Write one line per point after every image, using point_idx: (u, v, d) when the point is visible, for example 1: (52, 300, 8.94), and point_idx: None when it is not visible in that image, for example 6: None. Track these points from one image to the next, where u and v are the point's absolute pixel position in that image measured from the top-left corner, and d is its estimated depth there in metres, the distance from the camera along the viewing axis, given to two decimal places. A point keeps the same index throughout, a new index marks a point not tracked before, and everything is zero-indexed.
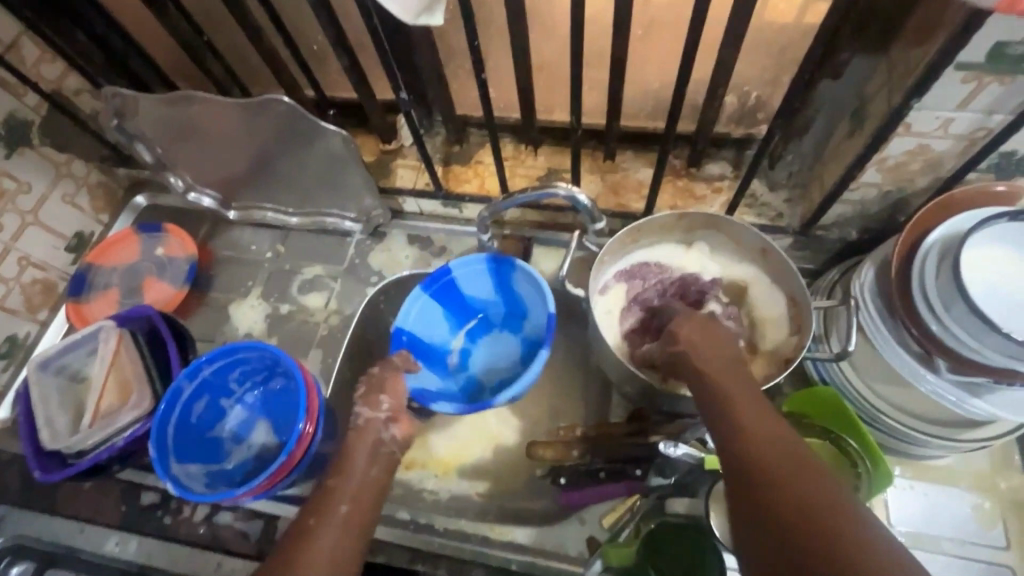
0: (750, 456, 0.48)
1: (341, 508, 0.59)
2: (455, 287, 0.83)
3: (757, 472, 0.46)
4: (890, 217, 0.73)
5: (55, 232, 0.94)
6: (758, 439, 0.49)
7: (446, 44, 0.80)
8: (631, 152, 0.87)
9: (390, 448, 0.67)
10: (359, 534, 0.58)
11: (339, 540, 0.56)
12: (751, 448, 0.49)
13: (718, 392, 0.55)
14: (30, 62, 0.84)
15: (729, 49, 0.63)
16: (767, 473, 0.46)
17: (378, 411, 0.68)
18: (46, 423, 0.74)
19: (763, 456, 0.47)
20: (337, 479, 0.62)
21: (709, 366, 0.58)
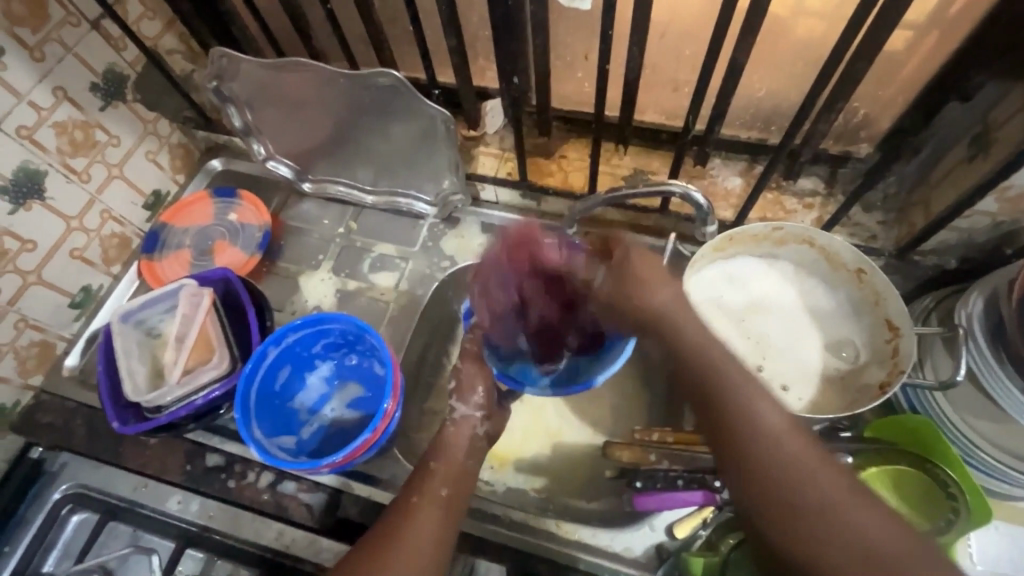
0: (766, 475, 0.56)
1: (440, 494, 0.64)
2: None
3: (774, 491, 0.55)
4: (996, 249, 0.71)
5: (137, 187, 0.94)
6: (762, 442, 0.57)
7: (553, 34, 0.79)
8: (720, 159, 0.86)
9: (484, 443, 0.73)
10: (455, 521, 0.63)
11: (436, 524, 0.61)
12: (777, 477, 0.55)
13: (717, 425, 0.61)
14: (133, 17, 0.84)
15: (865, 60, 0.61)
16: (789, 489, 0.54)
17: (472, 407, 0.74)
18: (127, 374, 0.75)
19: (780, 473, 0.55)
20: (439, 462, 0.68)
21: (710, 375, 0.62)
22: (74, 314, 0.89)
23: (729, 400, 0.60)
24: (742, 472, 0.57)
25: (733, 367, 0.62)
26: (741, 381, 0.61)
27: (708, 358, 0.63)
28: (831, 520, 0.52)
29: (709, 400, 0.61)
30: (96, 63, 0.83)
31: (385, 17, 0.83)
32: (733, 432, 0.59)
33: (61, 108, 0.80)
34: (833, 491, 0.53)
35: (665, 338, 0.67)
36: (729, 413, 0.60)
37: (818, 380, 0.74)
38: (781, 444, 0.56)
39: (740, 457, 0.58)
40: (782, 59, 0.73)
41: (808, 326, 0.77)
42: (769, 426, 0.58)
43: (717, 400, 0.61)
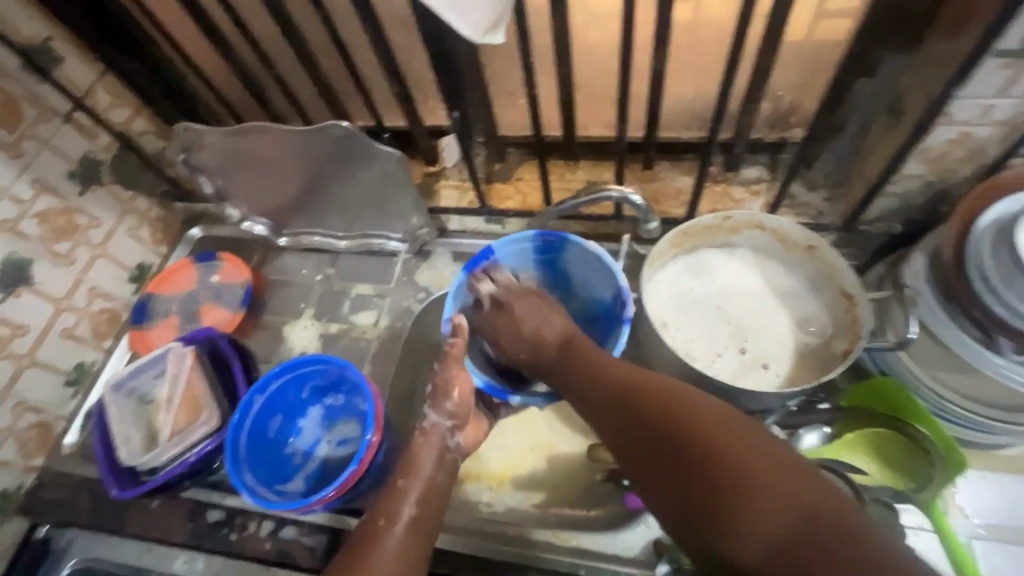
0: (655, 440, 0.52)
1: (404, 514, 0.64)
2: (493, 268, 0.83)
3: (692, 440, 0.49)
4: (934, 208, 0.74)
5: (121, 263, 0.98)
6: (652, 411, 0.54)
7: (491, 67, 0.84)
8: (667, 161, 0.90)
9: (455, 455, 0.71)
10: (421, 536, 0.64)
11: (400, 550, 0.61)
12: (666, 436, 0.51)
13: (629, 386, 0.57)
14: (103, 106, 0.90)
15: (769, 52, 0.66)
16: (683, 442, 0.49)
17: (443, 413, 0.72)
18: (122, 441, 0.77)
19: (671, 433, 0.51)
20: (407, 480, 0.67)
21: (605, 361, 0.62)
22: (70, 391, 0.92)
23: (614, 385, 0.59)
24: (636, 444, 0.53)
25: (612, 363, 0.61)
26: (627, 369, 0.60)
27: (593, 362, 0.63)
28: (729, 468, 0.46)
29: (599, 392, 0.60)
30: (71, 152, 0.88)
31: (336, 75, 0.88)
32: (624, 413, 0.56)
33: (41, 198, 0.85)
34: (724, 422, 0.49)
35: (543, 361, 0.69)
36: (615, 395, 0.58)
37: (786, 357, 0.76)
38: (671, 408, 0.53)
39: (629, 432, 0.54)
40: (702, 61, 0.78)
41: (773, 306, 0.80)
42: (659, 391, 0.55)
43: (604, 389, 0.59)
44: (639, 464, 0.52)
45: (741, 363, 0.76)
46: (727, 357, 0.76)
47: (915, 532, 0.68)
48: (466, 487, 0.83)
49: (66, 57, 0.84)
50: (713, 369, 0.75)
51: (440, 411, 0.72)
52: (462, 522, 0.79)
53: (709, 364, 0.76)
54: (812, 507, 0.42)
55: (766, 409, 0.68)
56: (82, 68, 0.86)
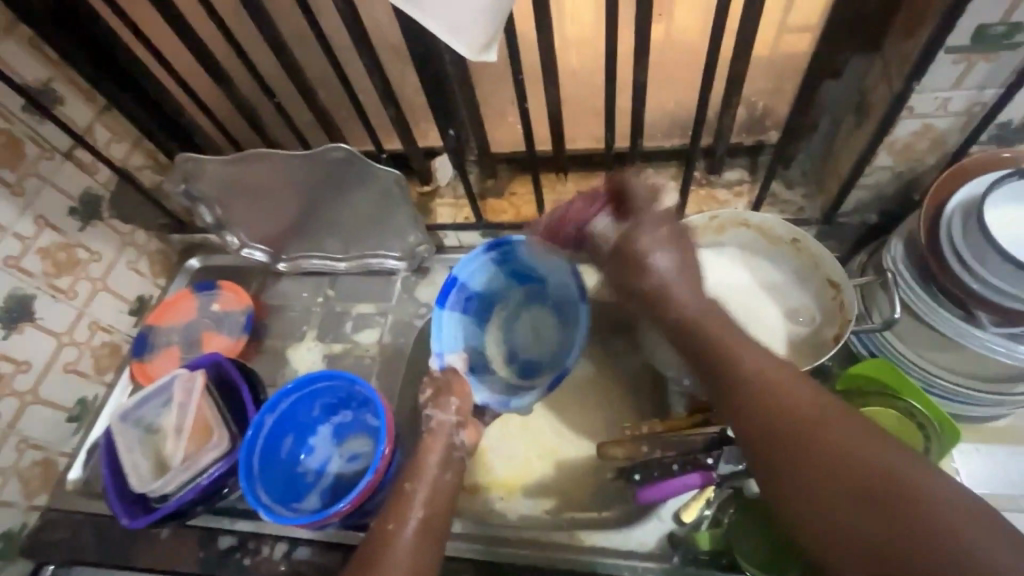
0: (820, 477, 0.47)
1: (408, 514, 0.65)
2: (458, 291, 0.86)
3: (774, 423, 0.51)
4: (905, 197, 0.79)
5: (121, 296, 0.99)
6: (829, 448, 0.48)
7: (481, 87, 0.88)
8: (653, 168, 0.94)
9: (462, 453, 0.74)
10: (431, 540, 0.64)
11: (413, 547, 0.63)
12: (829, 463, 0.47)
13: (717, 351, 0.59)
14: (103, 142, 0.92)
15: (742, 59, 0.70)
16: (799, 438, 0.49)
17: (445, 412, 0.75)
18: (132, 469, 0.77)
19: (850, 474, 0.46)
20: (414, 482, 0.68)
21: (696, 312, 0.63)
22: (72, 427, 0.92)
23: (746, 387, 0.55)
24: (780, 459, 0.50)
25: (774, 375, 0.54)
26: (801, 386, 0.53)
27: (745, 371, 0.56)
28: (941, 537, 0.40)
29: (751, 406, 0.54)
30: (72, 189, 0.90)
31: (331, 101, 0.92)
32: (788, 436, 0.50)
33: (44, 234, 0.86)
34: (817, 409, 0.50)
35: (659, 315, 0.65)
36: (771, 416, 0.52)
37: (781, 346, 0.79)
38: (852, 450, 0.47)
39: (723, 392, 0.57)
40: (679, 73, 0.83)
41: (764, 299, 0.83)
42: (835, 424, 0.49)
43: (760, 405, 0.53)
44: (794, 494, 0.48)
45: None
46: None
47: None
48: (478, 497, 0.83)
49: (67, 97, 0.86)
50: None
51: (450, 412, 0.75)
52: (475, 527, 0.80)
53: None
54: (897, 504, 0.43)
55: None
56: (82, 107, 0.88)
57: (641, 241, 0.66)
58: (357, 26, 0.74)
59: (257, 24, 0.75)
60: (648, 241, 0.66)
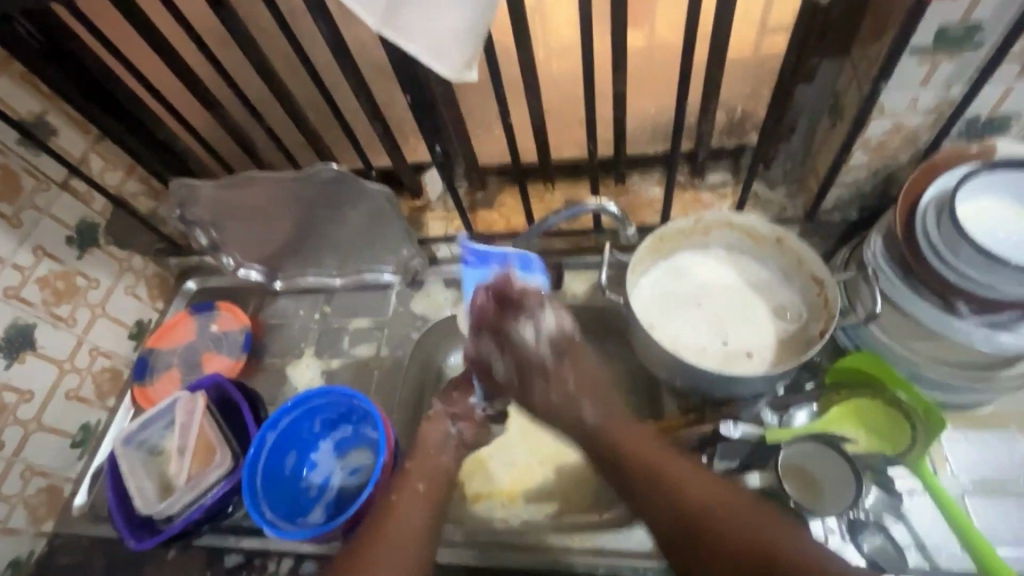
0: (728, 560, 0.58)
1: (404, 518, 0.68)
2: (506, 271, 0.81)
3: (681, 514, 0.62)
4: (883, 192, 0.81)
5: (120, 321, 1.00)
6: (724, 520, 0.60)
7: (466, 102, 0.90)
8: (638, 174, 0.96)
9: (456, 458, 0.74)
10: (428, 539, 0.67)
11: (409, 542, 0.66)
12: (735, 548, 0.58)
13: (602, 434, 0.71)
14: (98, 171, 0.93)
15: (716, 67, 0.73)
16: (705, 527, 0.60)
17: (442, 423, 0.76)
18: (137, 492, 0.78)
19: (743, 549, 0.57)
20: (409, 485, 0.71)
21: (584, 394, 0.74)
22: (76, 453, 0.93)
23: (654, 481, 0.65)
24: (694, 547, 0.60)
25: (653, 455, 0.68)
26: (683, 467, 0.66)
27: (630, 458, 0.68)
28: None
29: (660, 498, 0.64)
30: (68, 218, 0.91)
31: (320, 121, 0.94)
32: (697, 528, 0.60)
33: (42, 263, 0.88)
34: (696, 485, 0.64)
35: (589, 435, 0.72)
36: (682, 513, 0.62)
37: (769, 343, 0.81)
38: (740, 522, 0.59)
39: (638, 483, 0.66)
40: (658, 81, 0.85)
41: (751, 298, 0.85)
42: (721, 502, 0.61)
43: (666, 496, 0.64)
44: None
45: (729, 354, 0.81)
46: (714, 349, 0.81)
47: (909, 495, 0.71)
48: (479, 506, 0.85)
49: (61, 129, 0.88)
50: (703, 362, 0.80)
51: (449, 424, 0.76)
52: (478, 536, 0.80)
53: (696, 357, 0.80)
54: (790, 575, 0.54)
55: (758, 393, 0.73)
56: (76, 138, 0.90)
57: (575, 363, 0.75)
58: (342, 49, 0.76)
59: (244, 50, 0.77)
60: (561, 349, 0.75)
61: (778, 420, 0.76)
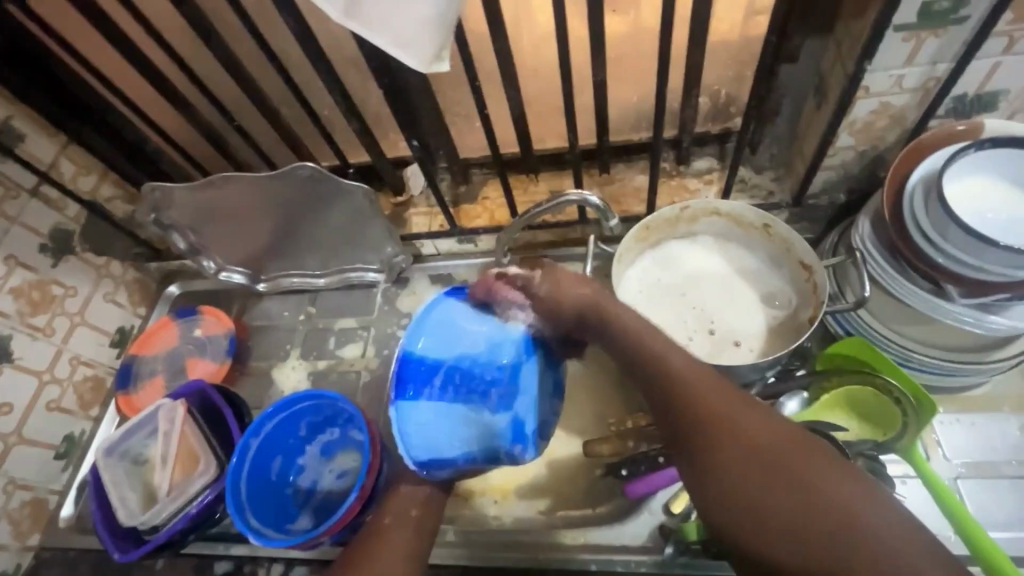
0: (735, 465, 0.51)
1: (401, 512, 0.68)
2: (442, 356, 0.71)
3: (691, 411, 0.55)
4: (871, 174, 0.79)
5: (101, 329, 0.98)
6: (734, 421, 0.53)
7: (444, 94, 0.88)
8: (623, 163, 0.95)
9: None
10: (424, 535, 0.67)
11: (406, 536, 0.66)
12: (742, 455, 0.51)
13: (624, 329, 0.64)
14: (69, 176, 0.91)
15: (696, 51, 0.71)
16: (709, 424, 0.53)
17: None
18: (120, 503, 0.76)
19: (773, 469, 0.49)
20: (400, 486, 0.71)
21: (608, 304, 0.67)
22: (61, 464, 0.92)
23: (671, 377, 0.58)
24: (699, 441, 0.53)
25: (692, 368, 0.58)
26: (707, 370, 0.58)
27: (654, 354, 0.61)
28: (837, 518, 0.45)
29: (672, 394, 0.57)
30: (41, 226, 0.89)
31: (296, 119, 0.91)
32: (702, 425, 0.54)
33: (15, 273, 0.86)
34: (714, 386, 0.56)
35: (597, 331, 0.67)
36: (690, 409, 0.55)
37: (758, 331, 0.80)
38: (776, 446, 0.50)
39: (655, 379, 0.60)
40: (639, 67, 0.83)
41: (740, 286, 0.84)
42: (735, 403, 0.54)
43: (678, 390, 0.57)
44: (712, 479, 0.51)
45: (719, 344, 0.79)
46: (703, 340, 0.80)
47: (903, 481, 0.71)
48: (469, 502, 0.83)
49: (29, 134, 0.85)
50: (693, 353, 0.79)
51: None
52: (468, 535, 0.80)
53: (684, 349, 0.79)
54: (801, 485, 0.48)
55: (747, 382, 0.72)
56: (44, 143, 0.87)
57: (563, 281, 0.70)
58: (312, 43, 0.73)
59: (211, 47, 0.75)
60: (570, 276, 0.70)
61: (769, 409, 0.74)
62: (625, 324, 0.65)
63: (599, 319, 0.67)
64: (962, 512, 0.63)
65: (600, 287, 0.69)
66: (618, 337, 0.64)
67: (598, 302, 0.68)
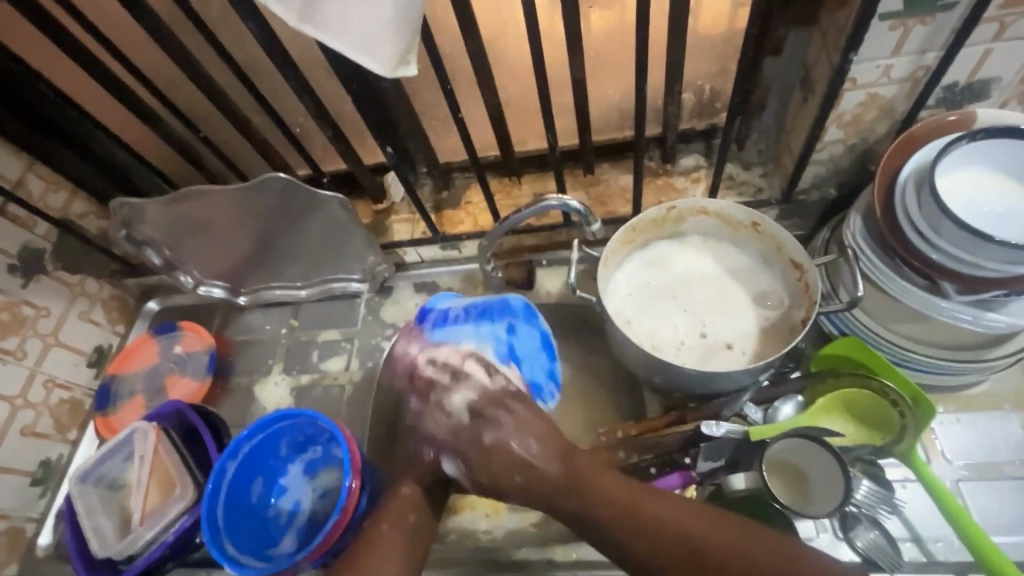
0: None
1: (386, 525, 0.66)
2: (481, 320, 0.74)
3: (677, 554, 0.55)
4: (861, 168, 0.77)
5: (76, 350, 0.95)
6: (718, 546, 0.55)
7: (420, 98, 0.86)
8: (608, 163, 0.92)
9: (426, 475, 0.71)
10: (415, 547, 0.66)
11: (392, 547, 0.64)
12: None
13: (558, 480, 0.62)
14: (37, 195, 0.87)
15: (677, 46, 0.68)
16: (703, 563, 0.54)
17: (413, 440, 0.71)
18: (94, 532, 0.75)
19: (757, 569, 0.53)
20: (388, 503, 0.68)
21: (517, 452, 0.63)
22: (38, 491, 0.89)
23: (636, 530, 0.58)
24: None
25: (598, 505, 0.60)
26: (649, 505, 0.59)
27: (595, 502, 0.60)
28: None
29: (649, 545, 0.57)
30: (9, 246, 0.86)
31: (270, 127, 0.89)
32: (698, 567, 0.54)
33: None
34: (673, 523, 0.57)
35: (537, 501, 0.63)
36: (677, 559, 0.55)
37: (751, 333, 0.77)
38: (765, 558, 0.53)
39: (619, 531, 0.58)
40: (620, 64, 0.81)
41: (731, 286, 0.81)
42: (703, 527, 0.56)
43: (653, 542, 0.57)
44: None
45: (710, 347, 0.77)
46: (694, 344, 0.77)
47: (902, 485, 0.69)
48: (460, 517, 0.82)
49: None
50: (684, 358, 0.76)
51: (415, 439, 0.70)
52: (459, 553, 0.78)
53: (675, 354, 0.77)
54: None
55: (741, 388, 0.69)
56: (5, 158, 0.83)
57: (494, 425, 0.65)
58: (279, 50, 0.71)
59: (175, 56, 0.72)
60: (504, 454, 0.64)
61: (763, 414, 0.72)
62: (553, 473, 0.62)
63: (528, 489, 0.63)
64: (962, 515, 0.62)
65: (535, 426, 0.65)
66: (552, 489, 0.62)
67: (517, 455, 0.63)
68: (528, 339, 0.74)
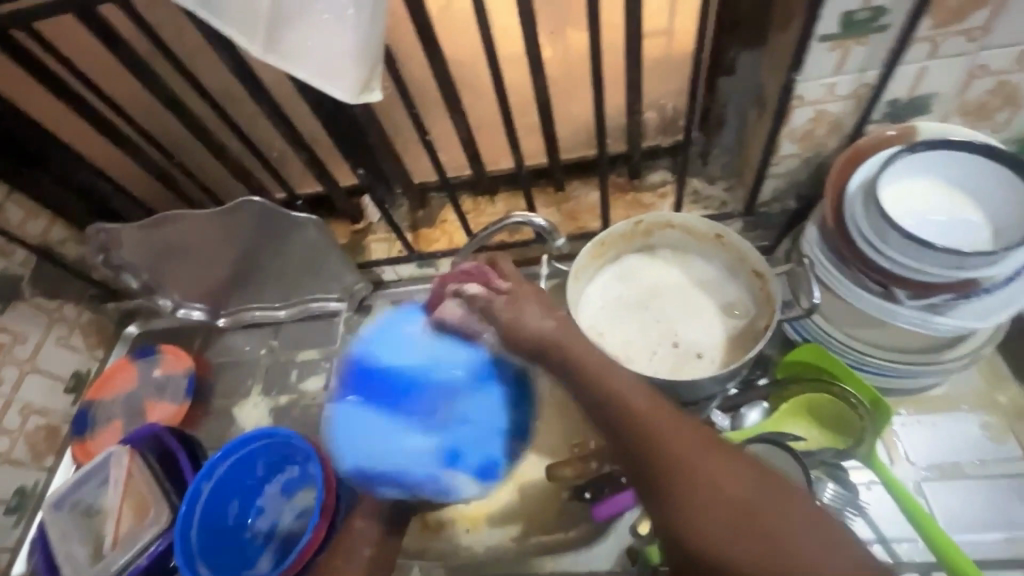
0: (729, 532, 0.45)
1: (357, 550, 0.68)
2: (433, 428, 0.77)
3: (674, 483, 0.49)
4: (818, 180, 0.80)
5: (54, 375, 0.95)
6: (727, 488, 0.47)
7: (392, 121, 0.88)
8: (578, 180, 0.95)
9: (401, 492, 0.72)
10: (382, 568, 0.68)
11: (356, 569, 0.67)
12: (736, 527, 0.45)
13: (611, 395, 0.57)
14: (15, 222, 0.88)
15: (634, 67, 0.71)
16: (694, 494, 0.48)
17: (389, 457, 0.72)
18: (68, 558, 0.75)
19: (748, 521, 0.45)
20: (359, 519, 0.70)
21: (587, 364, 0.60)
22: (12, 519, 0.88)
23: (649, 441, 0.52)
24: (684, 511, 0.47)
25: (649, 405, 0.54)
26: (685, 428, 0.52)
27: (634, 414, 0.54)
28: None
29: (649, 460, 0.51)
30: None
31: (247, 151, 0.91)
32: (685, 495, 0.48)
33: None
34: (694, 447, 0.50)
35: (590, 411, 0.59)
36: (671, 480, 0.49)
37: (719, 342, 0.79)
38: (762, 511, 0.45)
39: (631, 438, 0.54)
40: (584, 85, 0.84)
41: (699, 297, 0.83)
42: (720, 465, 0.49)
43: (658, 460, 0.51)
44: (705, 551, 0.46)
45: (681, 357, 0.79)
46: (665, 354, 0.79)
47: (867, 487, 0.71)
48: (437, 534, 0.81)
49: None
50: (655, 369, 0.78)
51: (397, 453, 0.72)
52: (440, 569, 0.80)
53: (646, 364, 0.78)
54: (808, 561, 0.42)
55: (709, 395, 0.71)
56: None
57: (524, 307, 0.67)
58: (251, 77, 0.73)
59: (149, 85, 0.74)
60: (529, 324, 0.65)
61: (730, 421, 0.74)
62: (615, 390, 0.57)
63: (588, 397, 0.59)
64: (921, 516, 0.63)
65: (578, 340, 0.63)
66: (602, 403, 0.57)
67: (593, 371, 0.60)
68: (491, 409, 0.76)
